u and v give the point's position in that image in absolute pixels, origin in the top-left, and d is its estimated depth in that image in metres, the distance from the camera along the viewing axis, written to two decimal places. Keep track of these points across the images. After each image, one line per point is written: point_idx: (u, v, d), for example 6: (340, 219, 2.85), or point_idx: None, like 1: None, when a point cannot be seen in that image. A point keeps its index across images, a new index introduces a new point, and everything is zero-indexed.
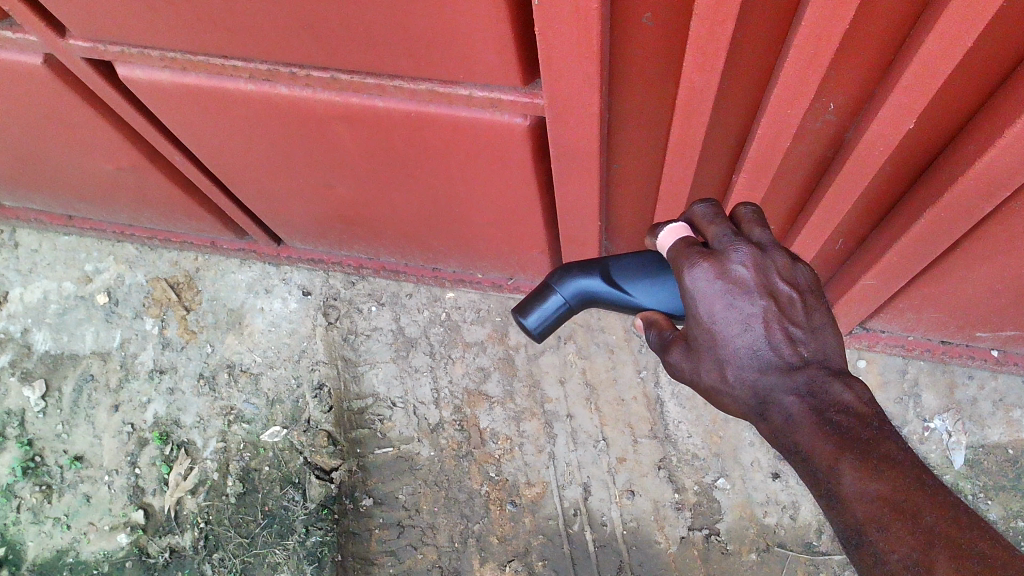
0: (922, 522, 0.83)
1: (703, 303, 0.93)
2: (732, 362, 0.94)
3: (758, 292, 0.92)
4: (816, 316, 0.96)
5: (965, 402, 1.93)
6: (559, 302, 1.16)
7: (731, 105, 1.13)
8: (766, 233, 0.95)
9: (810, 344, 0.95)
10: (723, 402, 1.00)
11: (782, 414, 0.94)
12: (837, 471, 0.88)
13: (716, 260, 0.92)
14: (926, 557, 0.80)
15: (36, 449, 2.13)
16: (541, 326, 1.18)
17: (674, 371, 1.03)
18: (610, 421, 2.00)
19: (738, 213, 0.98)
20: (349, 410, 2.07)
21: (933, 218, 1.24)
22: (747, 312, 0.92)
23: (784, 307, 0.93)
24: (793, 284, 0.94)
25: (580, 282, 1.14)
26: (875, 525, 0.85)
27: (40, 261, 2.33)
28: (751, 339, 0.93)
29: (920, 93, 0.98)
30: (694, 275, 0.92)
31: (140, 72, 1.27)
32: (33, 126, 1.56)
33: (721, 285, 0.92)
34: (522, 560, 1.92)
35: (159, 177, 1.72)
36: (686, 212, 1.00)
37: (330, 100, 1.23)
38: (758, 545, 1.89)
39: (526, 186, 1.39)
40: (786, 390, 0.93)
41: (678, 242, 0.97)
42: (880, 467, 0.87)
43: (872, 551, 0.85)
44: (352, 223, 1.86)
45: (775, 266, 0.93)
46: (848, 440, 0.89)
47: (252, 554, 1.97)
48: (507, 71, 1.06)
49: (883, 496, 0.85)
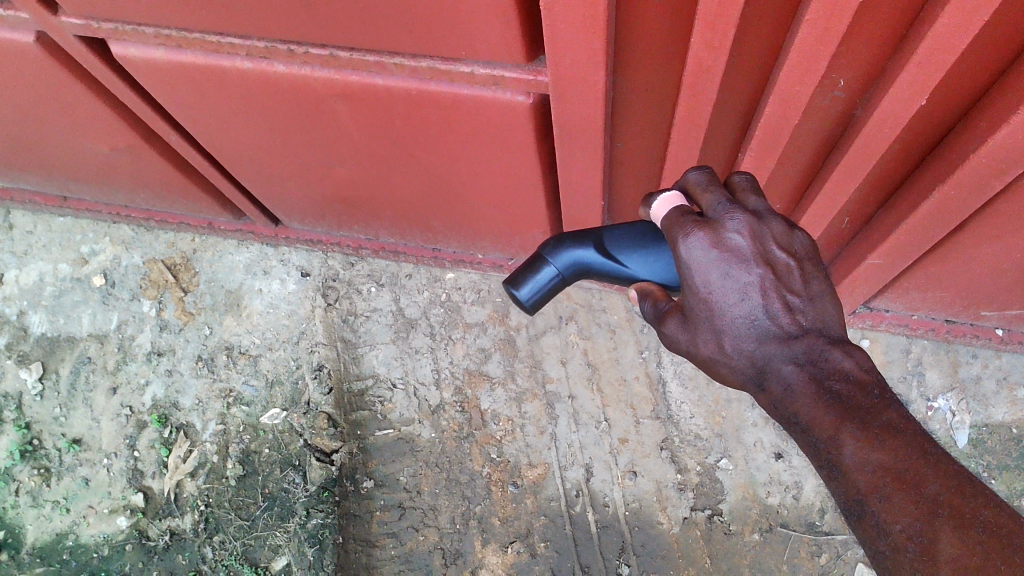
0: (926, 491, 0.81)
1: (699, 273, 0.91)
2: (730, 332, 0.93)
3: (755, 260, 0.90)
4: (815, 284, 0.94)
5: (969, 380, 1.92)
6: (552, 273, 1.14)
7: (738, 82, 1.11)
8: (761, 200, 0.93)
9: (808, 313, 0.93)
10: (721, 373, 0.99)
11: (781, 384, 0.93)
12: (837, 441, 0.87)
13: (711, 229, 0.90)
14: (930, 528, 0.78)
15: (34, 432, 2.12)
16: (533, 297, 1.16)
17: (669, 342, 1.01)
18: (611, 401, 1.99)
19: (732, 181, 0.96)
20: (349, 392, 2.05)
21: (943, 196, 1.22)
22: (745, 281, 0.90)
23: (781, 275, 0.92)
24: (789, 251, 0.92)
25: (574, 252, 1.12)
26: (877, 495, 0.83)
27: (34, 243, 2.30)
28: (748, 309, 0.91)
29: (932, 70, 0.96)
30: (690, 244, 0.90)
31: (134, 50, 1.25)
32: (25, 105, 1.54)
33: (718, 254, 0.89)
34: (524, 541, 1.92)
35: (155, 158, 1.69)
36: (679, 180, 0.97)
37: (329, 78, 1.21)
38: (761, 525, 1.89)
39: (527, 164, 1.37)
40: (785, 359, 0.93)
41: (672, 212, 0.94)
42: (881, 436, 0.85)
43: (874, 521, 0.83)
44: (352, 204, 1.83)
45: (772, 234, 0.90)
46: (849, 409, 0.89)
47: (253, 537, 1.97)
48: (510, 48, 1.04)
49: (885, 466, 0.83)
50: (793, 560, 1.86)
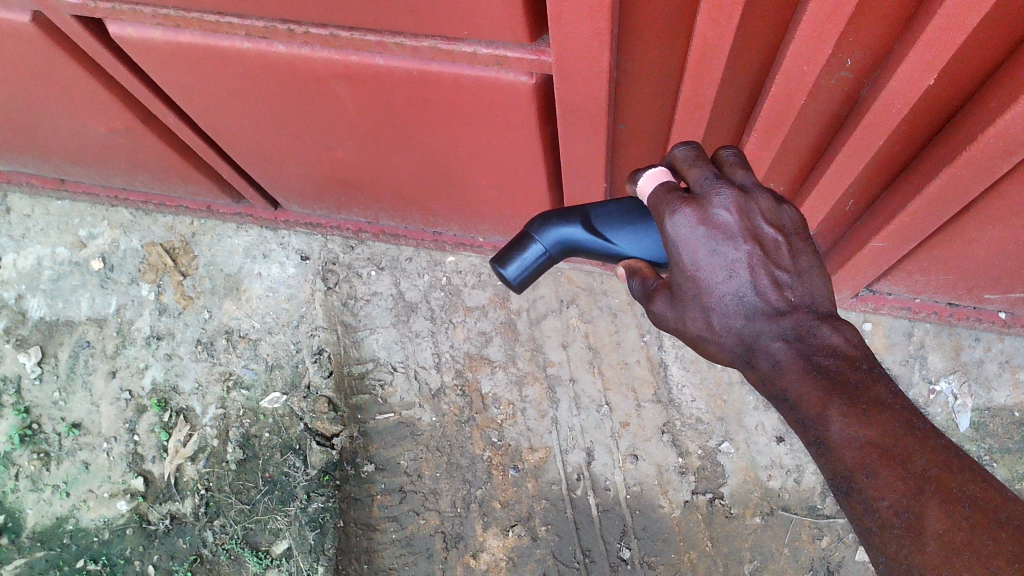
0: (912, 467, 0.79)
1: (687, 251, 0.90)
2: (718, 310, 0.92)
3: (743, 236, 0.89)
4: (802, 260, 0.93)
5: (971, 363, 1.92)
6: (539, 251, 1.11)
7: (743, 63, 1.09)
8: (749, 175, 0.92)
9: (797, 289, 0.92)
10: (710, 350, 0.98)
11: (769, 360, 0.91)
12: (824, 418, 0.85)
13: (699, 204, 0.88)
14: (916, 504, 0.77)
15: (33, 416, 2.11)
16: (520, 276, 1.12)
17: (658, 321, 1.00)
18: (613, 385, 1.99)
19: (719, 156, 0.95)
20: (349, 376, 2.05)
21: (949, 177, 1.20)
22: (732, 257, 0.89)
23: (768, 251, 0.90)
24: (777, 226, 0.91)
25: (561, 230, 1.09)
26: (864, 471, 0.81)
27: (32, 226, 2.28)
28: (736, 286, 0.90)
29: (942, 49, 0.95)
30: (677, 221, 0.89)
31: (131, 30, 1.23)
32: (20, 85, 1.52)
33: (705, 231, 0.88)
34: (526, 525, 1.92)
35: (153, 139, 1.67)
36: (666, 156, 0.96)
37: (329, 58, 1.19)
38: (762, 509, 1.88)
39: (528, 145, 1.36)
40: (773, 336, 0.91)
41: (659, 188, 0.93)
42: (868, 412, 0.83)
43: (861, 498, 0.81)
44: (352, 186, 1.82)
45: (758, 208, 0.89)
46: (837, 385, 0.86)
47: (253, 521, 1.96)
48: (513, 27, 1.02)
49: (873, 442, 0.82)
50: (794, 543, 1.86)
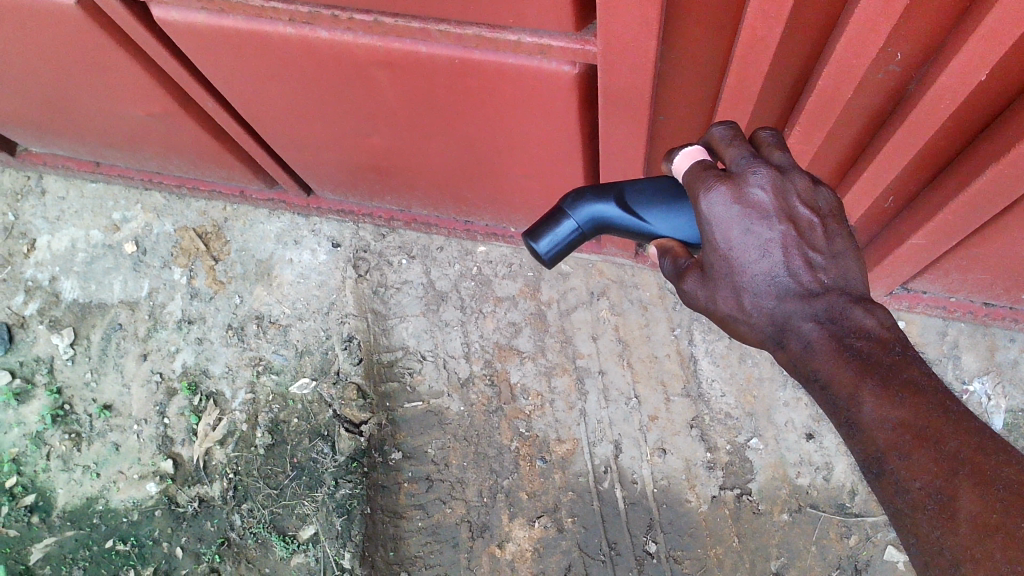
0: (946, 449, 0.77)
1: (720, 229, 0.87)
2: (750, 289, 0.89)
3: (777, 216, 0.87)
4: (837, 242, 0.91)
5: (1006, 364, 1.90)
6: (572, 227, 1.08)
7: (789, 55, 1.08)
8: (786, 156, 0.89)
9: (830, 271, 0.90)
10: (740, 331, 0.95)
11: (801, 341, 0.89)
12: (857, 399, 0.83)
13: (734, 183, 0.86)
14: (949, 485, 0.75)
15: (65, 397, 2.14)
16: (552, 252, 1.09)
17: (688, 300, 0.98)
18: (642, 377, 1.98)
19: (757, 137, 0.93)
20: (378, 363, 2.05)
21: (995, 176, 1.18)
22: (766, 237, 0.87)
23: (803, 232, 0.88)
24: (812, 208, 0.89)
25: (595, 206, 1.07)
26: (896, 453, 0.79)
27: (66, 208, 2.30)
28: (768, 266, 0.88)
29: (997, 45, 0.93)
30: (711, 199, 0.86)
31: (175, 14, 1.23)
32: (59, 66, 1.52)
33: (740, 210, 0.86)
34: (552, 516, 1.92)
35: (190, 123, 1.68)
36: (704, 135, 0.94)
37: (371, 45, 1.19)
38: (790, 506, 1.87)
39: (567, 135, 1.35)
40: (805, 317, 0.88)
41: (695, 166, 0.91)
42: (902, 394, 0.81)
43: (893, 479, 0.79)
44: (386, 173, 1.82)
45: (795, 188, 0.87)
46: (870, 366, 0.84)
47: (281, 506, 1.97)
48: (561, 17, 1.02)
49: (905, 423, 0.80)
50: (822, 540, 1.85)
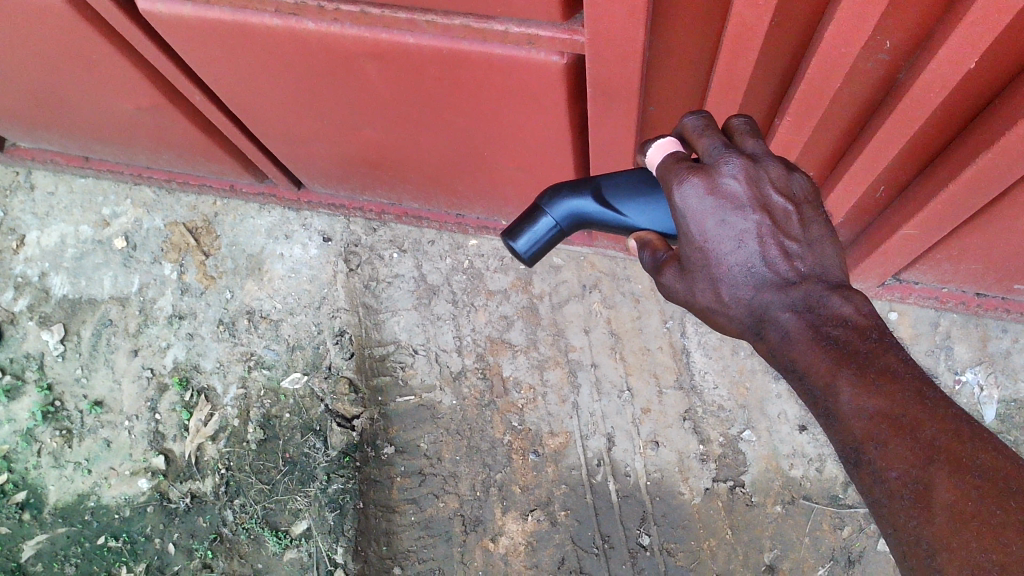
0: (921, 437, 0.77)
1: (695, 221, 0.87)
2: (727, 281, 0.89)
3: (752, 206, 0.86)
4: (813, 229, 0.90)
5: (998, 354, 1.90)
6: (550, 224, 1.08)
7: (777, 44, 1.08)
8: (759, 143, 0.88)
9: (807, 258, 0.88)
10: (720, 322, 0.94)
11: (779, 331, 0.88)
12: (834, 389, 0.82)
13: (706, 174, 0.85)
14: (925, 474, 0.75)
15: (55, 394, 2.13)
16: (531, 249, 1.10)
17: (668, 293, 0.96)
18: (635, 370, 1.98)
19: (730, 125, 0.91)
20: (371, 358, 2.05)
21: (985, 165, 1.18)
22: (741, 228, 0.86)
23: (777, 220, 0.87)
24: (787, 195, 0.87)
25: (572, 202, 1.06)
26: (873, 442, 0.79)
27: (55, 204, 2.29)
28: (745, 257, 0.87)
29: (986, 33, 0.92)
30: (684, 192, 0.86)
31: (161, 6, 1.22)
32: (45, 60, 1.51)
33: (713, 201, 0.85)
34: (545, 509, 1.92)
35: (179, 117, 1.67)
36: (676, 126, 0.93)
37: (358, 36, 1.18)
38: (783, 497, 1.87)
39: (555, 126, 1.35)
40: (783, 307, 0.87)
41: (667, 158, 0.90)
42: (878, 381, 0.80)
43: (870, 470, 0.79)
44: (377, 167, 1.81)
45: (768, 176, 0.86)
46: (846, 355, 0.83)
47: (274, 501, 1.97)
48: (547, 7, 1.01)
49: (882, 412, 0.79)
50: (815, 532, 1.85)
